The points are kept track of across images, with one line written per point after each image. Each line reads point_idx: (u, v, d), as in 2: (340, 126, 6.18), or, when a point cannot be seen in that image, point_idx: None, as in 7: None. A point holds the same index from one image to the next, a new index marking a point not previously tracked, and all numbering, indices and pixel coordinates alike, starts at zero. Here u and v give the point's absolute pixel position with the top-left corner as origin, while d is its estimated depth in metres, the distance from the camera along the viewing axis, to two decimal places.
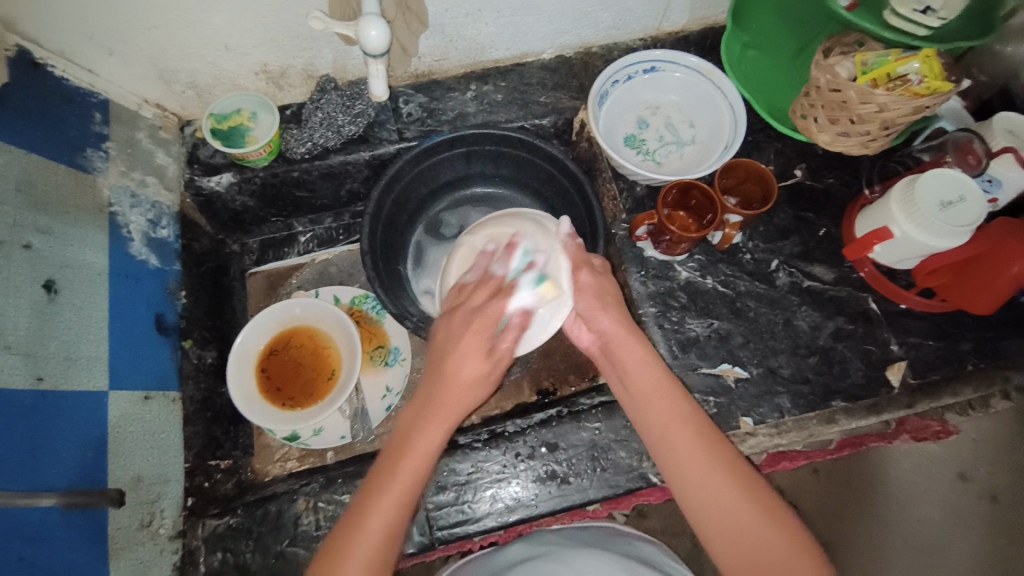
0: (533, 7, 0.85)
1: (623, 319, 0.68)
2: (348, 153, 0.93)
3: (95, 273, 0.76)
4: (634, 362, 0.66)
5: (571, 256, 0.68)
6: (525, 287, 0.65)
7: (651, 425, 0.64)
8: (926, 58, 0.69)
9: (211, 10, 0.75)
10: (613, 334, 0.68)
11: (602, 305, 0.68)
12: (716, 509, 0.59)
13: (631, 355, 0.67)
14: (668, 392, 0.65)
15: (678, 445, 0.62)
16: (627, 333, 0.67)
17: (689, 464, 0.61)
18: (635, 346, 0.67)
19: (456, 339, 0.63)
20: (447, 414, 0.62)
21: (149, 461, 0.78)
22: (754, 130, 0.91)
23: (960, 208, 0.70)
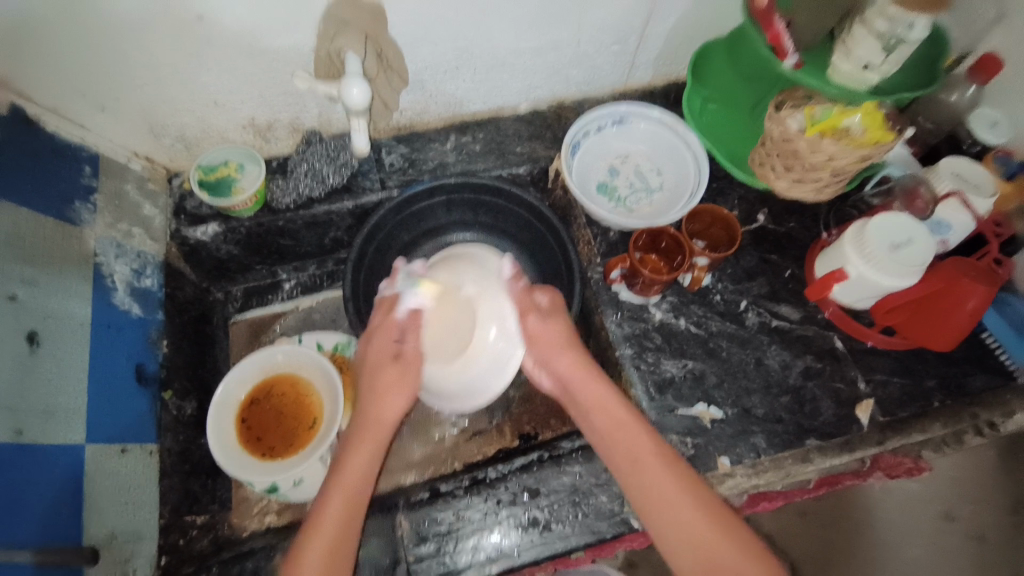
0: (507, 65, 0.91)
1: (580, 360, 0.72)
2: (331, 203, 0.97)
3: (78, 324, 0.77)
4: (596, 401, 0.70)
5: (515, 300, 0.76)
6: (409, 291, 0.76)
7: (620, 462, 0.67)
8: (866, 111, 0.75)
9: (202, 70, 0.80)
10: (568, 380, 0.72)
11: (567, 344, 0.73)
12: (688, 537, 0.61)
13: (589, 391, 0.70)
14: (634, 427, 0.67)
15: (647, 479, 0.64)
16: (586, 369, 0.72)
17: (659, 495, 0.63)
18: (595, 384, 0.70)
19: (376, 372, 0.73)
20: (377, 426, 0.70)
21: (122, 517, 0.77)
22: (718, 177, 0.96)
23: (910, 253, 0.75)
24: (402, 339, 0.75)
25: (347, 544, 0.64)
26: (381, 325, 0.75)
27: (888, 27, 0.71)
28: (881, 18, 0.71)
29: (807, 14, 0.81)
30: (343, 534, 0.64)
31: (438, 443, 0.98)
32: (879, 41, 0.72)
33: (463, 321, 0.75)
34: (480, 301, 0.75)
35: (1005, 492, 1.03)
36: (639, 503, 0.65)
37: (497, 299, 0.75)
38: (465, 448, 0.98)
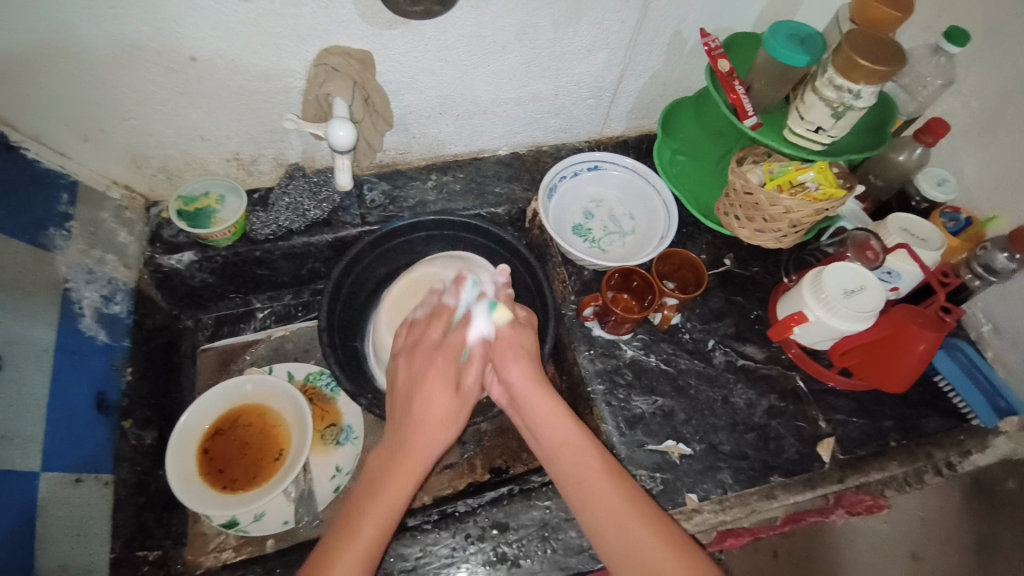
0: (488, 113, 0.96)
1: (530, 372, 0.75)
2: (311, 235, 0.98)
3: (41, 350, 0.75)
4: (546, 417, 0.72)
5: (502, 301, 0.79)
6: (480, 316, 0.78)
7: (568, 479, 0.68)
8: (820, 168, 0.81)
9: (190, 106, 0.82)
10: (518, 388, 0.74)
11: (516, 354, 0.76)
12: (640, 561, 0.61)
13: (540, 406, 0.73)
14: (582, 446, 0.69)
15: (595, 495, 0.66)
16: (536, 387, 0.74)
17: (608, 514, 0.64)
18: (546, 400, 0.73)
19: (439, 394, 0.71)
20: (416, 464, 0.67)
21: (75, 549, 0.73)
22: (686, 223, 1.01)
23: (861, 296, 0.80)
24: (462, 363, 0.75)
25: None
26: (442, 342, 0.75)
27: (835, 96, 0.77)
28: (829, 88, 0.77)
29: (765, 80, 0.88)
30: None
31: None
32: (828, 107, 0.79)
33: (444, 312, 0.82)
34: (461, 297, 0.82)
35: None
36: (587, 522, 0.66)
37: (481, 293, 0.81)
38: (435, 481, 0.97)
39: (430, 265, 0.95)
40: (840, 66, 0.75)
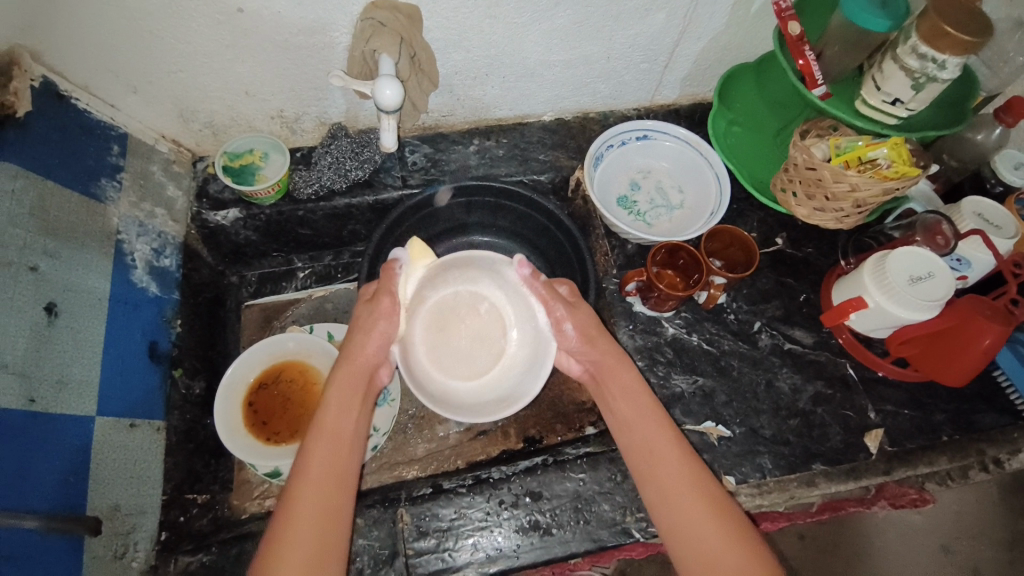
0: (536, 75, 0.92)
1: (610, 350, 0.72)
2: (353, 196, 0.98)
3: (95, 299, 0.77)
4: (621, 391, 0.70)
5: (540, 295, 0.71)
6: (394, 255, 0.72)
7: (637, 453, 0.67)
8: (894, 145, 0.75)
9: (237, 60, 0.81)
10: (601, 365, 0.72)
11: (587, 341, 0.71)
12: (698, 545, 0.61)
13: (615, 377, 0.71)
14: (651, 421, 0.68)
15: (662, 475, 0.65)
16: (616, 363, 0.71)
17: (674, 495, 0.64)
18: (623, 376, 0.71)
19: (367, 327, 0.69)
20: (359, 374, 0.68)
21: (128, 491, 0.77)
22: (738, 199, 0.97)
23: (929, 284, 0.75)
24: (381, 290, 0.70)
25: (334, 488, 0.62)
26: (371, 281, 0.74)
27: (919, 65, 0.71)
28: (911, 57, 0.71)
29: (839, 46, 0.81)
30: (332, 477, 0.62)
31: (442, 441, 0.99)
32: (909, 78, 0.72)
33: (481, 330, 0.73)
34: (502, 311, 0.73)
35: (999, 526, 1.03)
36: (652, 498, 0.65)
37: (524, 304, 0.72)
38: (468, 446, 0.98)
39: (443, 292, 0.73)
40: (925, 33, 0.68)
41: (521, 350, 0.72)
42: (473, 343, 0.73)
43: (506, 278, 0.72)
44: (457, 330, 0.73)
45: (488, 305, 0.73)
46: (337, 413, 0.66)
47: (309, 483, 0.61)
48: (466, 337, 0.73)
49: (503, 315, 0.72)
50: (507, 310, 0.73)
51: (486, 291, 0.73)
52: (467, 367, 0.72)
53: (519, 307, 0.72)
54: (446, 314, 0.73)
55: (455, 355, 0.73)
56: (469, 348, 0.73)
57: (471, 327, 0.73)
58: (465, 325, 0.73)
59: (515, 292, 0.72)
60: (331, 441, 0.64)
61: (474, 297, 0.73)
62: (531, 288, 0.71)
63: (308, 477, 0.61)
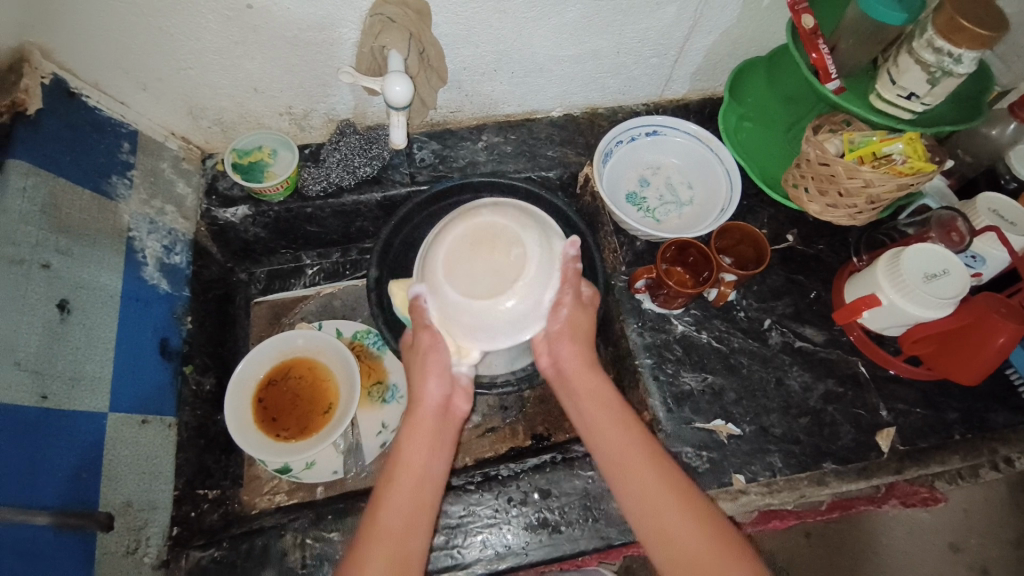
0: (545, 71, 0.92)
1: (583, 351, 0.72)
2: (361, 193, 0.98)
3: (107, 296, 0.78)
4: (590, 394, 0.71)
5: (565, 275, 0.70)
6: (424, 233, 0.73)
7: (609, 456, 0.67)
8: (909, 140, 0.75)
9: (245, 56, 0.81)
10: (569, 366, 0.72)
11: (569, 336, 0.71)
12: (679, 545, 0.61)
13: (583, 384, 0.71)
14: (621, 423, 0.68)
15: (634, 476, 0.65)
16: (585, 366, 0.72)
17: (650, 497, 0.63)
18: (593, 379, 0.71)
19: (423, 373, 0.70)
20: (426, 424, 0.70)
21: (140, 486, 0.78)
22: (748, 195, 0.96)
23: (943, 281, 0.74)
24: (416, 327, 0.70)
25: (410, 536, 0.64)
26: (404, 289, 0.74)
27: (934, 59, 0.69)
28: (927, 50, 0.69)
29: (852, 40, 0.80)
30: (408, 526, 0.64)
31: None
32: (924, 72, 0.71)
33: (500, 270, 0.66)
34: (527, 267, 0.66)
35: (1009, 526, 1.02)
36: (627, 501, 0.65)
37: (547, 275, 0.68)
38: (476, 443, 0.98)
39: (497, 214, 0.68)
40: (941, 26, 0.67)
41: (518, 309, 0.66)
42: (486, 274, 0.66)
43: (547, 238, 0.69)
44: (479, 258, 0.66)
45: (522, 249, 0.66)
46: (415, 459, 0.68)
47: (386, 531, 0.63)
48: (485, 266, 0.66)
49: (527, 269, 0.66)
50: (533, 266, 0.66)
51: (529, 236, 0.67)
52: (466, 286, 0.66)
53: (543, 272, 0.68)
54: (482, 232, 0.66)
55: (464, 276, 0.66)
56: (478, 275, 0.66)
57: (497, 260, 0.66)
58: (491, 254, 0.66)
59: (551, 255, 0.69)
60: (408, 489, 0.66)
61: (514, 240, 0.66)
62: (563, 265, 0.70)
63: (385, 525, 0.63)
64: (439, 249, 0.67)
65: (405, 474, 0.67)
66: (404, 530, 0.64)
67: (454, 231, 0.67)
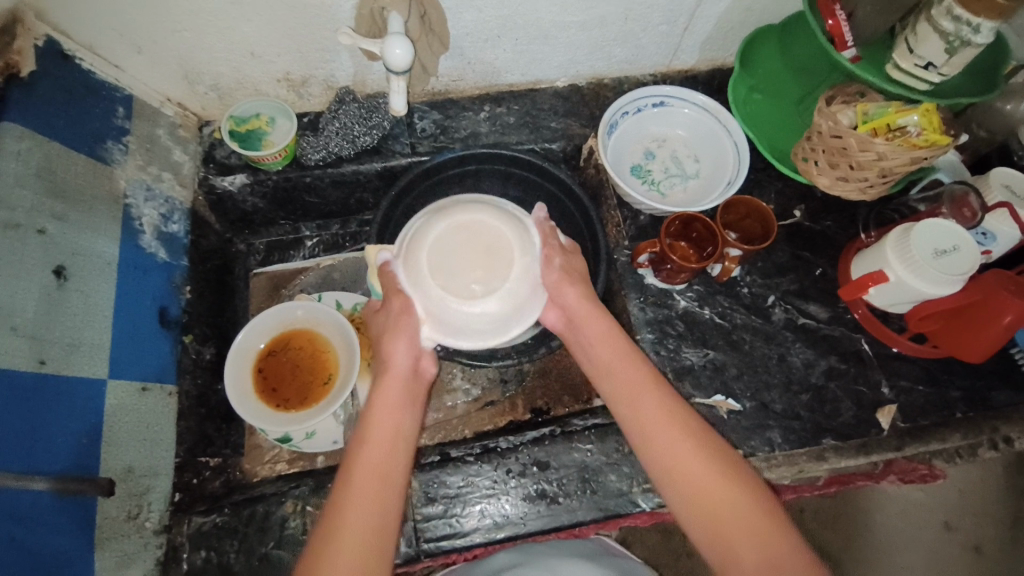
0: (550, 38, 0.89)
1: (586, 296, 0.71)
2: (361, 163, 0.96)
3: (105, 263, 0.77)
4: (596, 335, 0.69)
5: (543, 232, 0.71)
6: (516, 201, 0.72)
7: (619, 397, 0.65)
8: (926, 112, 0.72)
9: (241, 18, 0.78)
10: (575, 311, 0.70)
11: (568, 279, 0.70)
12: (692, 485, 0.59)
13: (592, 329, 0.70)
14: (633, 362, 0.66)
15: (644, 413, 0.63)
16: (591, 311, 0.70)
17: (669, 442, 0.61)
18: (599, 321, 0.70)
19: (392, 330, 0.67)
20: (397, 379, 0.66)
21: (140, 453, 0.78)
22: (756, 168, 0.94)
23: (953, 257, 0.73)
24: (388, 294, 0.69)
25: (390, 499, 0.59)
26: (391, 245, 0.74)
27: (953, 27, 0.67)
28: (946, 18, 0.67)
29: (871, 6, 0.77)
30: (383, 489, 0.59)
31: (450, 410, 0.99)
32: (942, 41, 0.68)
33: (463, 280, 0.65)
34: (459, 306, 0.65)
35: (1004, 505, 1.03)
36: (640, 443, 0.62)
37: (452, 326, 0.66)
38: (476, 416, 0.99)
39: (523, 276, 0.67)
40: None
41: (425, 288, 0.66)
42: (454, 265, 0.65)
43: (503, 322, 0.67)
44: (473, 256, 0.66)
45: (485, 297, 0.65)
46: (386, 413, 0.64)
47: (359, 494, 0.58)
48: (466, 264, 0.65)
49: (461, 302, 0.65)
50: (462, 306, 0.65)
51: (493, 308, 0.65)
52: (449, 242, 0.66)
53: (459, 319, 0.66)
54: (495, 256, 0.66)
55: (457, 240, 0.66)
56: (452, 253, 0.66)
57: (468, 276, 0.65)
58: (479, 267, 0.65)
59: (483, 329, 0.66)
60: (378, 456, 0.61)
61: (490, 289, 0.65)
62: (461, 336, 0.67)
63: (359, 485, 0.58)
64: (484, 218, 0.67)
65: (376, 429, 0.63)
66: (378, 491, 0.59)
67: (506, 229, 0.67)
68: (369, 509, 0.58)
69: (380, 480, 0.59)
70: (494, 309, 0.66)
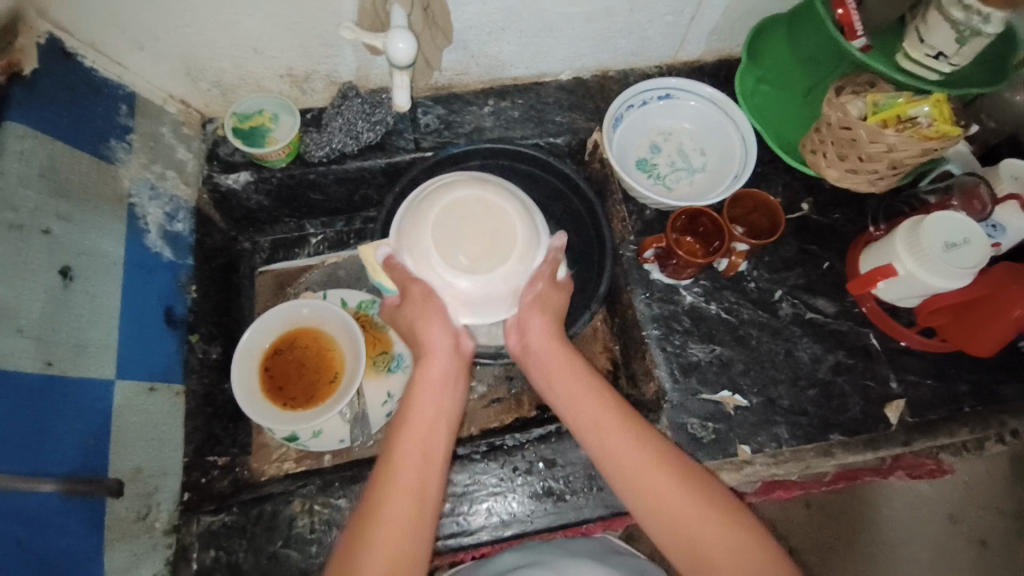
0: (556, 30, 0.88)
1: (552, 326, 0.71)
2: (365, 159, 0.95)
3: (111, 262, 0.77)
4: (557, 365, 0.68)
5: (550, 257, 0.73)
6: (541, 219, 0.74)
7: (586, 430, 0.64)
8: (937, 102, 0.71)
9: (243, 14, 0.78)
10: (536, 340, 0.70)
11: (540, 309, 0.71)
12: (673, 516, 0.59)
13: (551, 357, 0.69)
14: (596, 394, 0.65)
15: (614, 448, 0.62)
16: (550, 341, 0.70)
17: (646, 476, 0.61)
18: (559, 351, 0.69)
19: (427, 315, 0.69)
20: (436, 360, 0.68)
21: (148, 453, 0.78)
22: (764, 161, 0.93)
23: (964, 251, 0.73)
24: (405, 280, 0.70)
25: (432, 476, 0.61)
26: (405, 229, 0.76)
27: (963, 17, 0.66)
28: (956, 8, 0.66)
29: None
30: (425, 465, 0.61)
31: None
32: (953, 31, 0.68)
33: (462, 254, 0.68)
34: (443, 271, 0.68)
35: (1010, 498, 1.03)
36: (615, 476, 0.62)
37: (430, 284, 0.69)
38: (482, 412, 0.99)
39: (511, 275, 0.69)
40: None
41: (423, 238, 0.68)
42: (458, 235, 0.68)
43: (470, 302, 0.70)
44: (476, 237, 0.68)
45: (470, 274, 0.68)
46: (426, 394, 0.66)
47: (403, 471, 0.60)
48: (468, 240, 0.68)
49: (446, 266, 0.68)
50: (444, 269, 0.68)
51: (479, 287, 0.68)
52: (466, 214, 0.68)
53: (438, 279, 0.69)
54: (496, 246, 0.68)
55: (473, 216, 0.68)
56: (460, 227, 0.68)
57: (466, 252, 0.68)
58: (476, 246, 0.68)
59: (451, 300, 0.70)
60: (420, 434, 0.63)
61: (476, 270, 0.68)
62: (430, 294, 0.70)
63: (403, 462, 0.60)
64: (506, 212, 0.69)
65: (416, 410, 0.64)
66: (421, 468, 0.61)
67: (518, 224, 0.69)
68: (412, 485, 0.59)
69: (423, 456, 0.61)
70: (469, 291, 0.69)
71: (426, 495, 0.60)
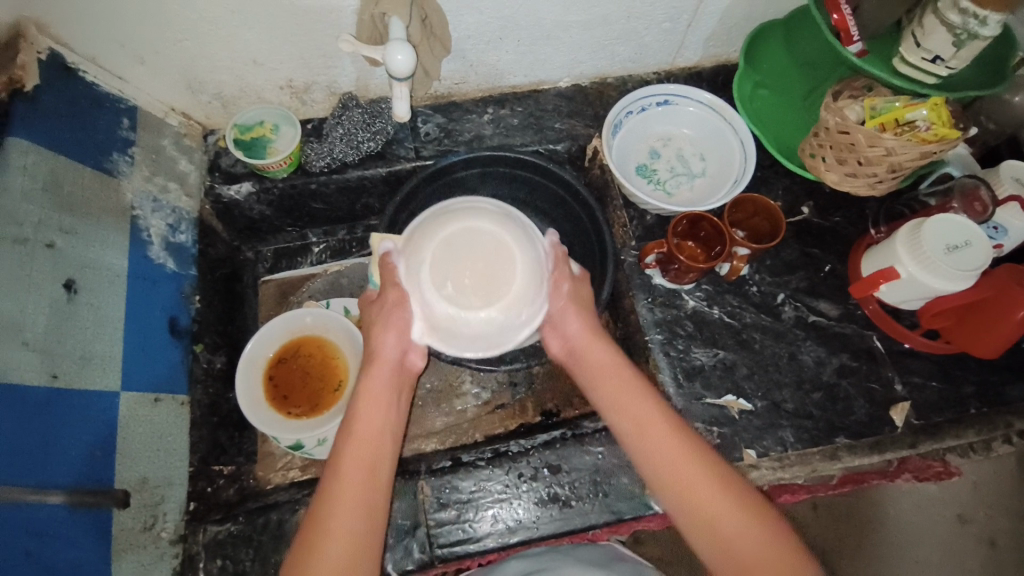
0: (553, 39, 0.89)
1: (591, 325, 0.72)
2: (365, 168, 0.95)
3: (114, 275, 0.78)
4: (600, 363, 0.70)
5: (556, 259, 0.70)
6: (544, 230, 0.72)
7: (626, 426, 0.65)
8: (934, 105, 0.72)
9: (243, 27, 0.78)
10: (578, 339, 0.71)
11: (577, 307, 0.72)
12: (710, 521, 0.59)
13: (595, 356, 0.70)
14: (640, 391, 0.66)
15: (651, 446, 0.63)
16: (591, 338, 0.71)
17: (683, 477, 0.60)
18: (600, 350, 0.70)
19: (383, 323, 0.69)
20: (386, 371, 0.68)
21: (155, 463, 0.78)
22: (763, 165, 0.93)
23: (965, 252, 0.73)
24: (387, 284, 0.69)
25: (377, 488, 0.62)
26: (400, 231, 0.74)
27: (959, 20, 0.66)
28: (952, 11, 0.66)
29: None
30: (372, 477, 0.62)
31: (460, 414, 0.99)
32: (949, 34, 0.68)
33: (451, 280, 0.63)
34: (427, 287, 0.64)
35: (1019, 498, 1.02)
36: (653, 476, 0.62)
37: (413, 292, 0.66)
38: (486, 419, 0.99)
39: (490, 322, 0.64)
40: None
41: (423, 246, 0.65)
42: (454, 260, 0.63)
43: (438, 328, 0.66)
44: (469, 271, 0.63)
45: (450, 304, 0.63)
46: (373, 405, 0.66)
47: (350, 482, 0.60)
48: (461, 270, 0.63)
49: (429, 285, 0.64)
50: (427, 284, 0.64)
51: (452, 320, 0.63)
52: (471, 243, 0.63)
53: (420, 292, 0.65)
54: (486, 289, 0.63)
55: (476, 248, 0.63)
56: (459, 254, 0.63)
57: (456, 281, 0.63)
58: (466, 278, 0.63)
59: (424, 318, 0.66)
60: (362, 453, 0.63)
61: (456, 303, 0.63)
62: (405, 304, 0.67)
63: (350, 473, 0.61)
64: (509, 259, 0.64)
65: (363, 421, 0.65)
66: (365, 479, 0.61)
67: (519, 275, 0.64)
68: (358, 497, 0.60)
69: (366, 472, 0.62)
70: (443, 319, 0.64)
71: (374, 507, 0.61)
